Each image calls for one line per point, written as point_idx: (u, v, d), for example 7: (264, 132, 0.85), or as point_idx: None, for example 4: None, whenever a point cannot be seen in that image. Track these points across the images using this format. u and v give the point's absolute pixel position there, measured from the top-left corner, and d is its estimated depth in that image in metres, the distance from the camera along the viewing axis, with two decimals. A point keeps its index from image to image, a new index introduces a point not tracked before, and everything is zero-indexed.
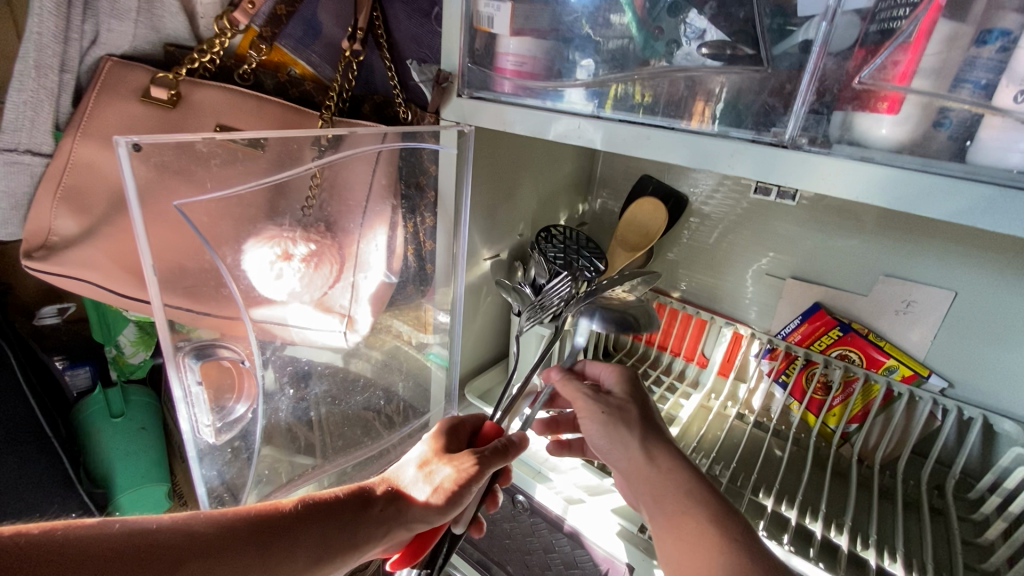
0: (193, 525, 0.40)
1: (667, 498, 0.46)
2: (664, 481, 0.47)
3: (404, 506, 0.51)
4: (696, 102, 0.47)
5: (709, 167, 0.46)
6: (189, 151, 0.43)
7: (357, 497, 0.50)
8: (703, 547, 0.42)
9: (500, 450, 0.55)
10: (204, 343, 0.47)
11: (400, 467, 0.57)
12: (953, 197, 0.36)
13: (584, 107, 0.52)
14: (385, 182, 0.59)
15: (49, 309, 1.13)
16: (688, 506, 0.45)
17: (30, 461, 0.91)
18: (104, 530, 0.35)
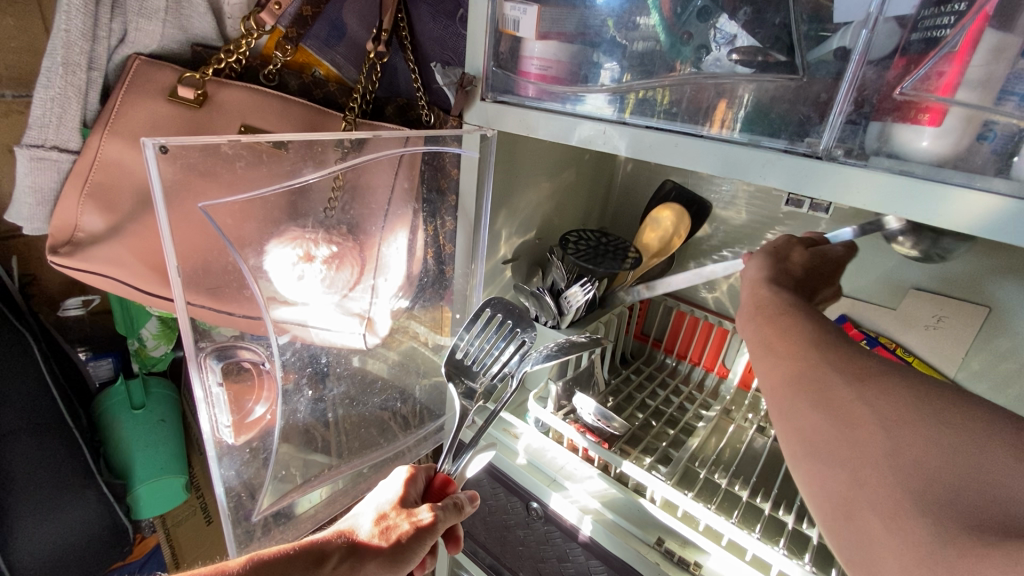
0: None
1: (769, 316, 0.38)
2: (768, 294, 0.40)
3: (360, 561, 0.46)
4: (716, 104, 0.47)
5: (739, 176, 0.44)
6: (214, 153, 0.42)
7: (309, 552, 0.45)
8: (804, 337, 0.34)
9: (457, 505, 0.54)
10: (225, 344, 0.47)
11: (361, 511, 0.53)
12: (997, 216, 0.34)
13: (605, 111, 0.52)
14: (407, 186, 0.59)
15: (75, 301, 1.14)
16: (792, 329, 0.35)
17: (50, 450, 0.93)
18: None
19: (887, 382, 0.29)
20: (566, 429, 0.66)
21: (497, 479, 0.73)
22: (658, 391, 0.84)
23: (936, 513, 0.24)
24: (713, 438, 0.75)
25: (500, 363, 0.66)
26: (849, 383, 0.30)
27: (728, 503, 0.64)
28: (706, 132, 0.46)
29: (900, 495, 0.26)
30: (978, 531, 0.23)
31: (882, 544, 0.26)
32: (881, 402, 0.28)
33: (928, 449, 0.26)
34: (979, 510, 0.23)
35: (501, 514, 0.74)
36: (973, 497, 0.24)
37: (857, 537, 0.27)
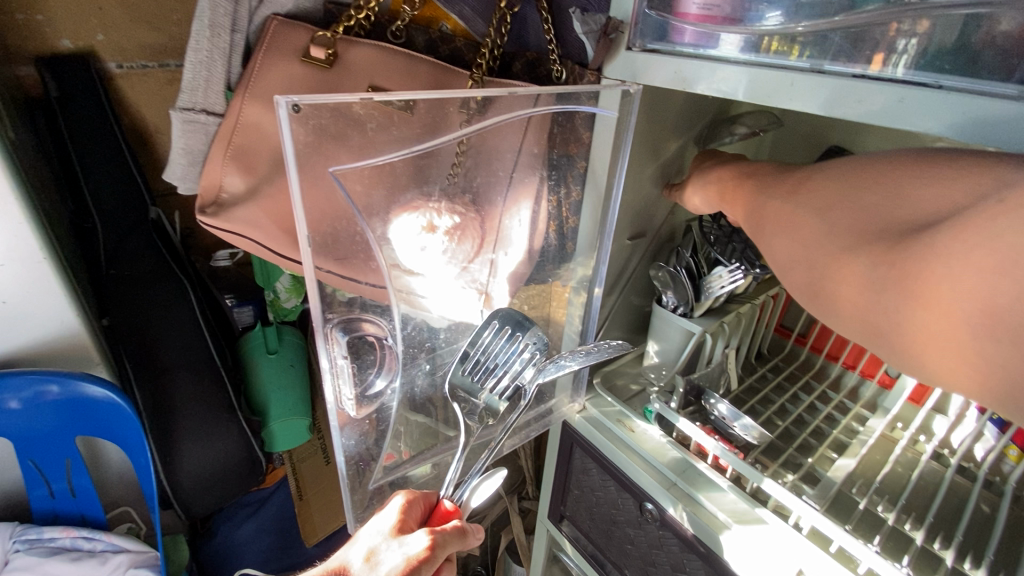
0: None
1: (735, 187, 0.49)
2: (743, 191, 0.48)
3: None
4: (861, 48, 0.40)
5: (993, 140, 0.34)
6: (348, 112, 0.40)
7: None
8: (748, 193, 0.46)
9: (457, 529, 0.48)
10: (351, 316, 0.46)
11: (355, 547, 0.49)
12: None
13: (810, 61, 0.42)
14: (535, 151, 0.54)
15: (224, 253, 1.18)
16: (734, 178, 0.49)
17: (201, 386, 0.98)
18: None
19: (812, 187, 0.39)
20: (696, 434, 0.59)
21: (607, 471, 0.68)
22: (801, 395, 0.73)
23: (868, 249, 0.33)
24: (870, 463, 0.64)
25: (510, 374, 0.58)
26: (786, 201, 0.40)
27: (865, 527, 0.56)
28: (953, 83, 0.36)
29: (852, 249, 0.34)
30: (902, 242, 0.32)
31: (867, 299, 0.33)
32: (813, 201, 0.38)
33: (854, 215, 0.35)
34: (899, 228, 0.32)
35: (610, 509, 0.70)
36: (898, 226, 0.32)
37: (839, 313, 0.36)
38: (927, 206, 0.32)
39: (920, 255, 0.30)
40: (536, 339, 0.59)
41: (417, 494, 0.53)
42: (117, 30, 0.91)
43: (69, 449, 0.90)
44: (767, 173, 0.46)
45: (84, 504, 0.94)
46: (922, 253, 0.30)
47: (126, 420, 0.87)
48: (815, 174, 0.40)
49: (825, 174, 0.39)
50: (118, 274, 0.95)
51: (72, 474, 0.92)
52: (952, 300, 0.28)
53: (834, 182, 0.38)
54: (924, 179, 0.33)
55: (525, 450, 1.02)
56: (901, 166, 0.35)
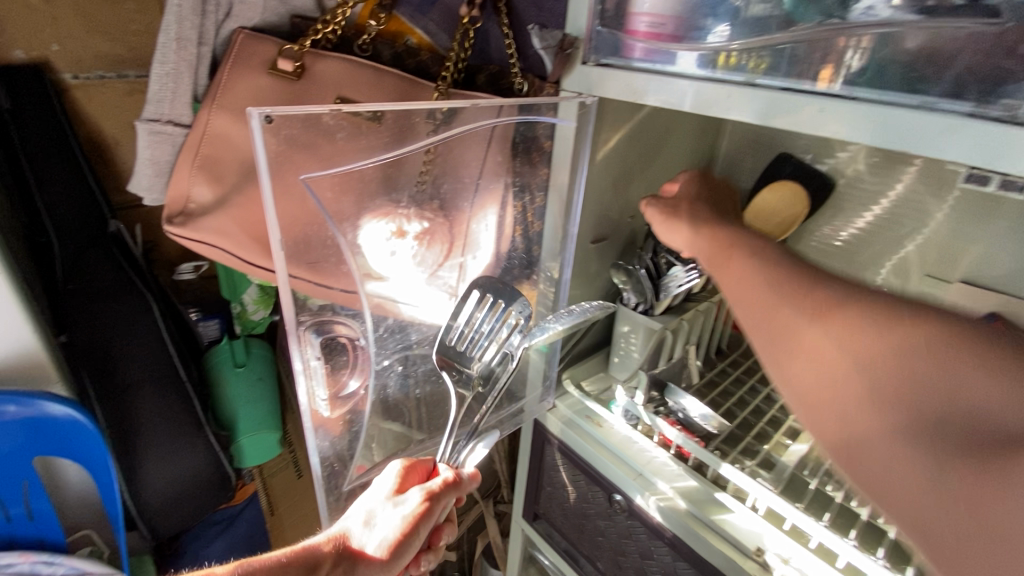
0: None
1: (725, 261, 0.50)
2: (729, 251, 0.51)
3: (351, 566, 0.44)
4: (789, 61, 0.44)
5: (903, 147, 0.38)
6: (317, 124, 0.42)
7: (300, 562, 0.43)
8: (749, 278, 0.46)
9: (450, 481, 0.51)
10: (323, 319, 0.47)
11: (352, 515, 0.50)
12: None
13: (742, 75, 0.46)
14: (499, 159, 0.56)
15: (188, 267, 1.12)
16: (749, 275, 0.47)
17: (166, 402, 0.95)
18: None
19: (846, 318, 0.39)
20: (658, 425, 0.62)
21: (577, 466, 0.70)
22: (758, 386, 0.77)
23: (900, 417, 0.34)
24: None
25: (498, 342, 0.59)
26: (813, 322, 0.40)
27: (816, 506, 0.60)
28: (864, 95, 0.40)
29: (898, 428, 0.34)
30: (974, 463, 0.31)
31: (905, 487, 0.33)
32: (854, 341, 0.38)
33: (905, 385, 0.35)
34: (961, 427, 0.32)
35: (581, 503, 0.72)
36: (948, 417, 0.33)
37: (867, 466, 0.36)
38: (989, 402, 0.31)
39: (994, 465, 0.30)
40: (523, 307, 0.60)
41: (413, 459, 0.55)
42: (73, 41, 0.88)
43: (26, 470, 0.87)
44: (773, 262, 0.47)
45: (44, 527, 0.91)
46: (995, 480, 0.30)
47: (88, 438, 0.84)
48: (844, 305, 0.40)
49: (868, 316, 0.38)
50: (77, 289, 0.91)
51: (30, 496, 0.89)
52: (1004, 518, 0.29)
53: (868, 320, 0.38)
54: (965, 360, 0.33)
55: (499, 453, 1.04)
56: (962, 343, 0.34)
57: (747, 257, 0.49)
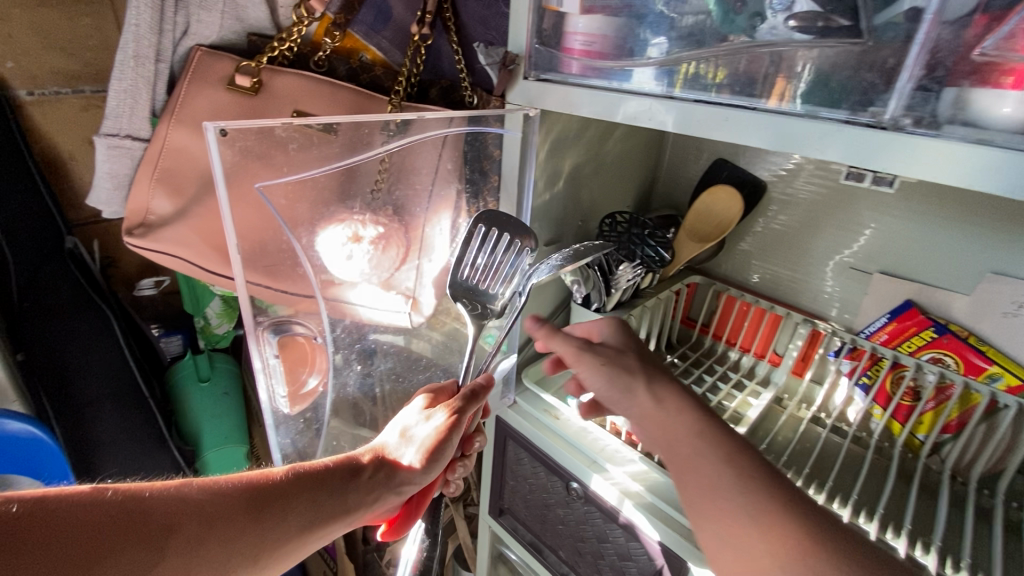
0: (186, 492, 0.37)
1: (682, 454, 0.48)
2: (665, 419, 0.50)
3: (392, 471, 0.50)
4: (701, 76, 0.49)
5: (795, 151, 0.43)
6: (270, 136, 0.44)
7: (347, 466, 0.48)
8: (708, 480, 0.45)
9: (473, 393, 0.57)
10: (280, 320, 0.50)
11: (386, 433, 0.55)
12: None
13: (652, 87, 0.51)
14: (450, 167, 0.60)
15: (148, 280, 1.11)
16: (725, 488, 0.44)
17: (128, 418, 0.93)
18: (96, 498, 0.32)
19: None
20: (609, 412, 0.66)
21: (537, 458, 0.74)
22: (705, 376, 0.83)
23: None
24: (767, 424, 0.75)
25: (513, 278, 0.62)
26: None
27: None
28: (761, 105, 0.45)
29: None
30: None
31: None
32: None
33: None
34: None
35: (542, 493, 0.76)
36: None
37: None
38: None
39: None
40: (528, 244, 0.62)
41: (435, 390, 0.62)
42: (29, 57, 0.86)
43: None
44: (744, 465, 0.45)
45: None
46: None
47: (52, 458, 0.81)
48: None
49: None
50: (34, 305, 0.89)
51: None
52: None
53: None
54: None
55: None
56: None
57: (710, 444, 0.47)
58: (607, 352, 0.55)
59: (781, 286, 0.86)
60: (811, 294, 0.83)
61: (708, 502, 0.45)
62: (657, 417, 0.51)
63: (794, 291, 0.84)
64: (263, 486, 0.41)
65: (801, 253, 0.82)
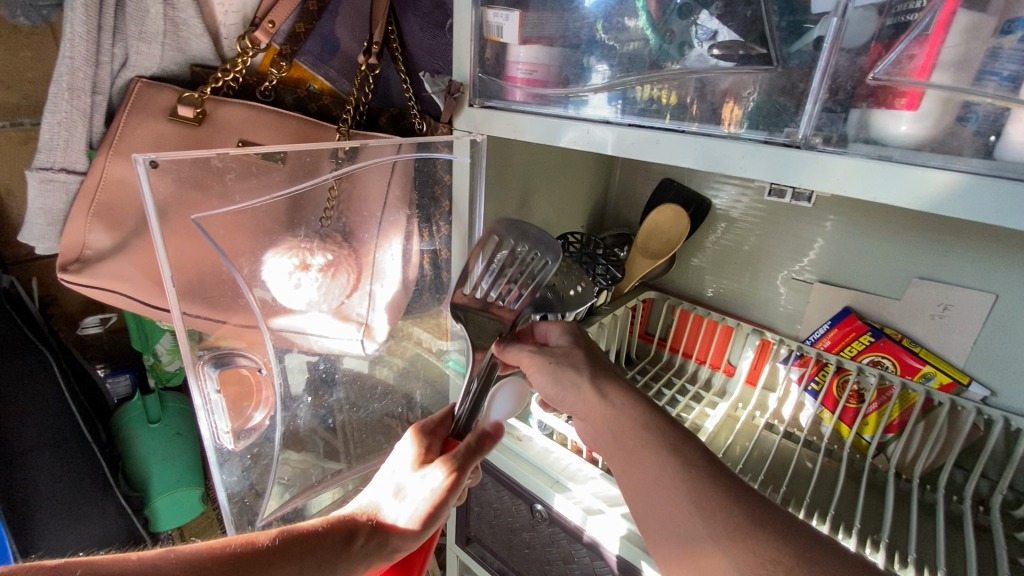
0: (163, 567, 0.34)
1: (635, 453, 0.48)
2: (617, 417, 0.49)
3: (386, 537, 0.48)
4: (634, 100, 0.51)
5: (720, 170, 0.45)
6: (206, 166, 0.44)
7: (339, 531, 0.46)
8: (666, 476, 0.45)
9: (474, 447, 0.53)
10: (220, 352, 0.49)
11: (377, 489, 0.53)
12: (999, 199, 0.34)
13: (604, 112, 0.52)
14: (401, 193, 0.60)
15: (92, 319, 1.03)
16: (670, 478, 0.45)
17: (68, 466, 0.84)
18: (62, 575, 0.31)
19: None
20: (568, 431, 0.66)
21: (501, 482, 0.73)
22: (664, 391, 0.84)
23: None
24: (722, 433, 0.76)
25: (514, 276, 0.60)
26: None
27: None
28: (691, 128, 0.47)
29: None
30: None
31: None
32: None
33: None
34: None
35: (506, 518, 0.75)
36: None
37: None
38: None
39: None
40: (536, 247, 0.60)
41: (428, 430, 0.58)
42: None
43: None
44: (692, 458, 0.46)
45: None
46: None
47: None
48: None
49: None
50: None
51: None
52: None
53: None
54: None
55: None
56: None
57: (662, 442, 0.47)
58: (556, 351, 0.54)
59: (734, 301, 0.88)
60: (763, 302, 0.85)
61: (655, 493, 0.46)
62: (601, 412, 0.50)
63: (747, 302, 0.87)
64: (245, 558, 0.38)
65: (744, 266, 0.86)
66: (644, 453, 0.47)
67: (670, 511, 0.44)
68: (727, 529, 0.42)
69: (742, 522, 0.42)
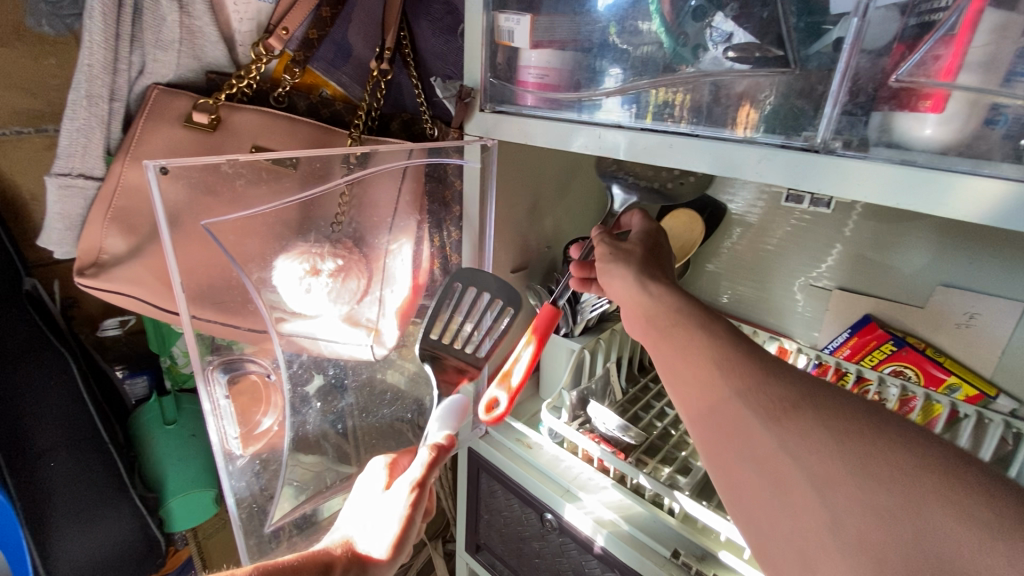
0: None
1: (666, 331, 0.46)
2: (651, 302, 0.48)
3: (363, 567, 0.49)
4: (645, 104, 0.50)
5: (735, 175, 0.44)
6: (215, 172, 0.44)
7: (316, 563, 0.47)
8: (687, 343, 0.43)
9: (431, 461, 0.53)
10: (230, 357, 0.50)
11: (352, 519, 0.55)
12: None
13: (617, 116, 0.52)
14: (412, 197, 0.60)
15: (113, 321, 1.04)
16: (694, 347, 0.43)
17: (85, 467, 0.82)
18: None
19: (806, 432, 0.35)
20: (579, 439, 0.65)
21: (511, 490, 0.72)
22: None
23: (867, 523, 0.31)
24: None
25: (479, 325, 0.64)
26: (768, 429, 0.36)
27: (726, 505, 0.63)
28: (705, 132, 0.46)
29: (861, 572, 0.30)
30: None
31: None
32: (802, 450, 0.34)
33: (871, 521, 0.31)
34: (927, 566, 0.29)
35: (517, 526, 0.74)
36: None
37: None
38: (966, 557, 0.28)
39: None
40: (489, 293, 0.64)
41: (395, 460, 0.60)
42: None
43: None
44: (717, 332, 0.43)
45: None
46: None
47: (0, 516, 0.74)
48: (804, 408, 0.36)
49: (829, 427, 0.34)
50: None
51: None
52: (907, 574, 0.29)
53: (824, 432, 0.34)
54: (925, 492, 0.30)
55: (444, 489, 1.04)
56: (930, 478, 0.30)
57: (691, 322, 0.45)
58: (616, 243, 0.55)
59: (749, 307, 0.87)
60: (778, 308, 0.84)
61: (680, 355, 0.43)
62: (637, 301, 0.49)
63: (763, 308, 0.85)
64: None
65: (760, 273, 0.84)
66: (675, 327, 0.45)
67: (695, 374, 0.42)
68: (743, 384, 0.39)
69: (761, 377, 0.38)
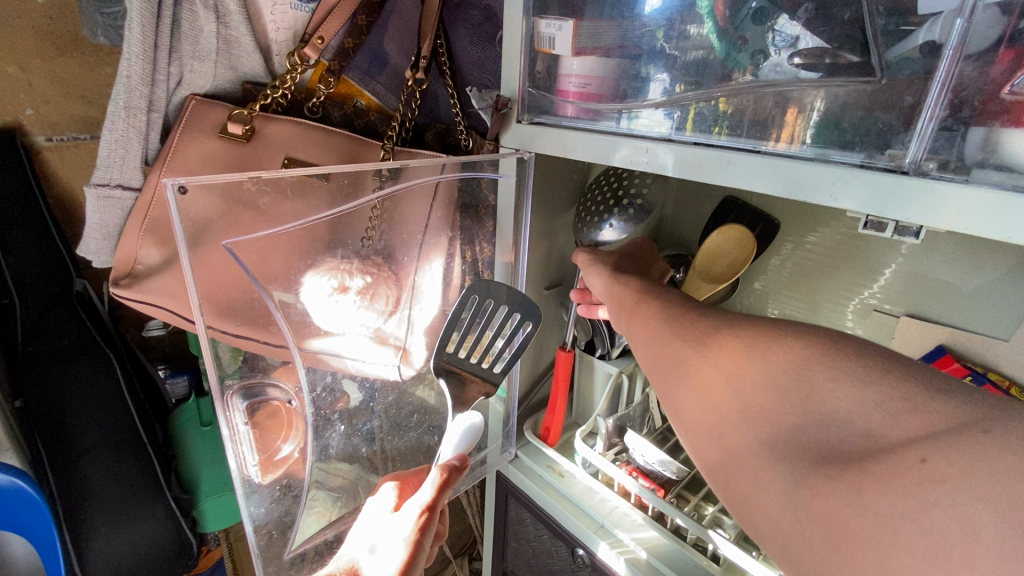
0: None
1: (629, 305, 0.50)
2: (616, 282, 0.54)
3: None
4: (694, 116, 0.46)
5: (805, 197, 0.39)
6: (240, 189, 0.42)
7: None
8: (643, 310, 0.48)
9: (442, 482, 0.51)
10: (252, 382, 0.48)
11: (357, 542, 0.51)
12: None
13: (661, 128, 0.48)
14: (444, 212, 0.58)
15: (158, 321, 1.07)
16: (649, 313, 0.47)
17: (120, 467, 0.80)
18: None
19: (726, 355, 0.39)
20: (616, 473, 0.61)
21: (539, 520, 0.69)
22: None
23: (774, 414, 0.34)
24: None
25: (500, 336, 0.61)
26: (698, 353, 0.41)
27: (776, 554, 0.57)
28: (765, 148, 0.42)
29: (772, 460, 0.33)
30: (827, 471, 0.30)
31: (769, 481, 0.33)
32: (723, 364, 0.38)
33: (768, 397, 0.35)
34: (826, 440, 0.31)
35: (545, 558, 0.70)
36: (839, 461, 0.30)
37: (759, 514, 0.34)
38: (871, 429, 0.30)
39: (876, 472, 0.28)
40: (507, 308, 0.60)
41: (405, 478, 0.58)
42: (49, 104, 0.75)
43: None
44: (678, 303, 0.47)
45: None
46: (848, 497, 0.28)
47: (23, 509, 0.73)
48: (724, 331, 0.41)
49: (744, 339, 0.39)
50: (35, 352, 0.77)
51: None
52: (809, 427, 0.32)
53: (741, 345, 0.38)
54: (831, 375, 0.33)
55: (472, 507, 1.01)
56: (823, 351, 0.34)
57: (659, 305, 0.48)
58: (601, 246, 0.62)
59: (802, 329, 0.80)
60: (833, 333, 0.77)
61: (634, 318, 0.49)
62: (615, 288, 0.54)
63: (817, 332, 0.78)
64: None
65: (815, 295, 0.77)
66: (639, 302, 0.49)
67: (647, 332, 0.46)
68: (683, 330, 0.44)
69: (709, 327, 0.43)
